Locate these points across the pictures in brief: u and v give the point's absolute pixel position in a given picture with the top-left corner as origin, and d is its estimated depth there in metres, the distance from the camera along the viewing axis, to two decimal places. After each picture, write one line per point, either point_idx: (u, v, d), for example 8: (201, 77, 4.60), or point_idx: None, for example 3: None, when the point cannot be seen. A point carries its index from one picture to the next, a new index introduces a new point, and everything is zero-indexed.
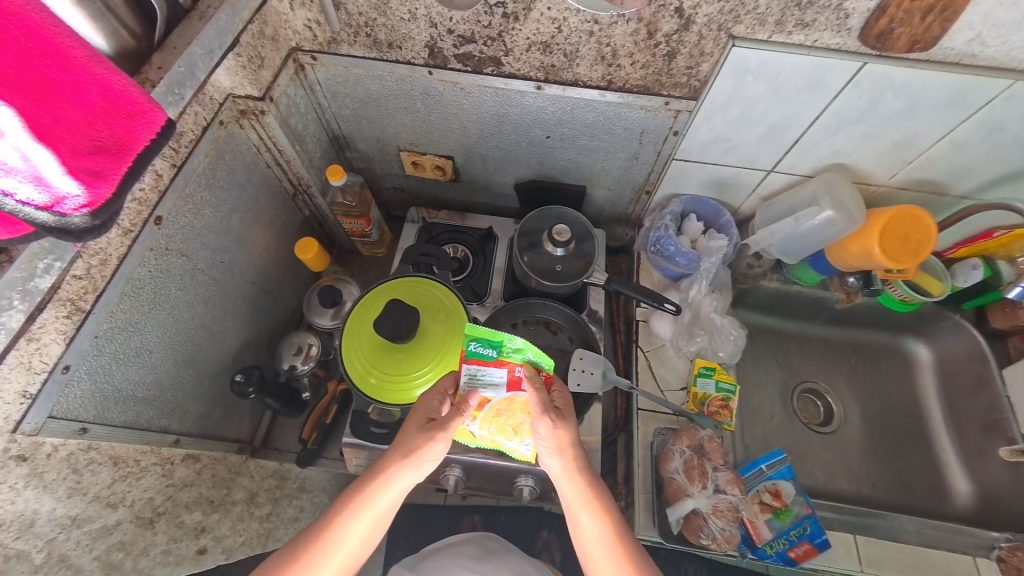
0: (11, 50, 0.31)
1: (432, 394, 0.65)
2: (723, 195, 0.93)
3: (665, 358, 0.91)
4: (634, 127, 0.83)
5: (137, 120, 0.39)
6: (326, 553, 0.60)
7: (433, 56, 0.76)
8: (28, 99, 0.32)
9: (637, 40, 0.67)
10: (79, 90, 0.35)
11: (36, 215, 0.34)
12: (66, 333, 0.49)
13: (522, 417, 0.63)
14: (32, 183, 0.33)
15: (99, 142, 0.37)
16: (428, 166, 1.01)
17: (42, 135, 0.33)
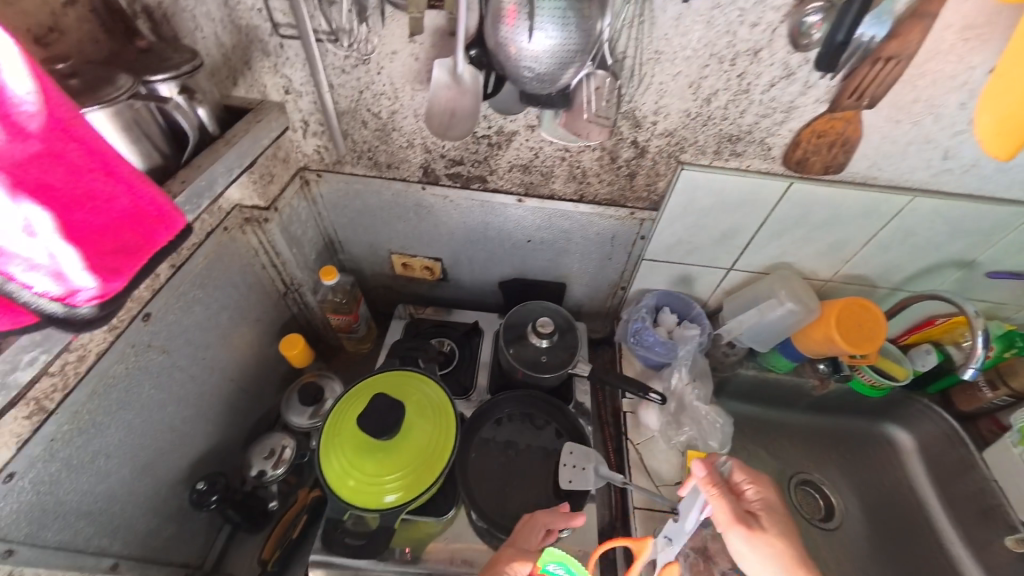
0: (65, 169, 0.38)
1: (544, 523, 0.68)
2: (691, 290, 1.01)
3: (655, 451, 0.87)
4: (605, 233, 0.92)
5: (166, 229, 0.46)
6: None
7: (427, 174, 0.87)
8: (63, 210, 0.38)
9: (603, 164, 0.79)
10: (114, 199, 0.41)
11: (49, 306, 0.39)
12: (19, 437, 0.47)
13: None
14: (53, 278, 0.38)
15: (120, 244, 0.42)
16: (417, 266, 1.07)
17: (73, 237, 0.39)
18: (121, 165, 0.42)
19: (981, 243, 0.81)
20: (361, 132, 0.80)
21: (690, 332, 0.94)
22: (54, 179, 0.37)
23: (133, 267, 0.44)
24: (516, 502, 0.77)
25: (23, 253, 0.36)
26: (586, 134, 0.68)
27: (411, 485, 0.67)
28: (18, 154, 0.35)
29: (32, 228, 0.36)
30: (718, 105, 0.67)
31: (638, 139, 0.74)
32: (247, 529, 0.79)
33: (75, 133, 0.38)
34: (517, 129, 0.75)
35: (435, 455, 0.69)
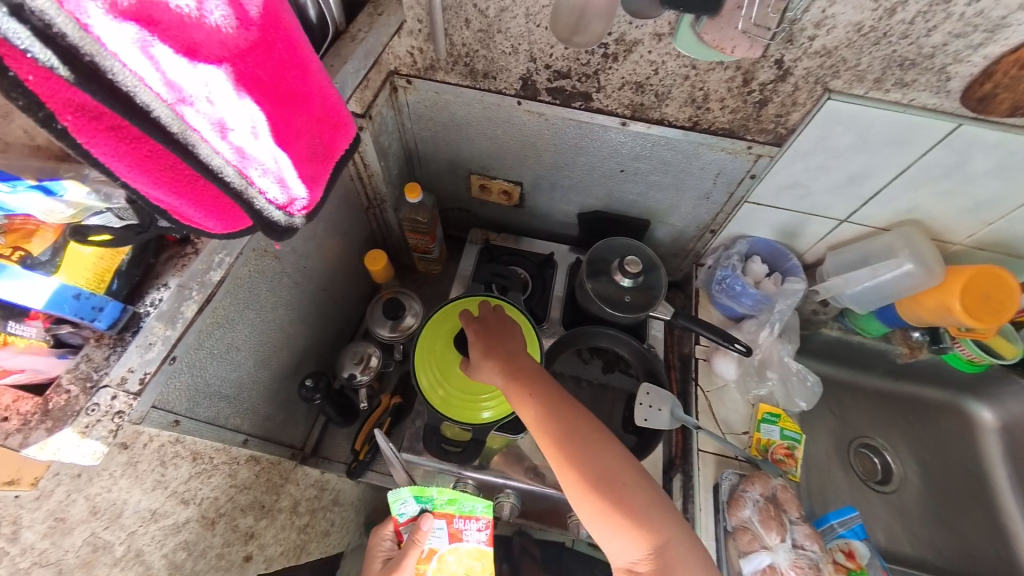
0: (278, 65, 0.39)
1: (386, 534, 0.79)
2: (789, 240, 0.93)
3: (727, 398, 0.87)
4: (711, 169, 0.83)
5: (342, 133, 0.51)
6: None
7: (525, 87, 0.80)
8: (274, 106, 0.40)
9: (731, 87, 0.69)
10: (307, 100, 0.44)
11: (276, 212, 0.45)
12: (180, 326, 0.48)
13: (475, 558, 0.74)
14: (277, 183, 0.44)
15: (312, 148, 0.47)
16: (495, 190, 1.04)
17: (282, 140, 0.42)
18: (312, 65, 0.43)
19: None
20: (463, 33, 0.73)
21: (789, 287, 0.89)
22: (269, 75, 0.39)
23: (318, 171, 0.49)
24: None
25: (258, 157, 0.41)
26: (729, 49, 0.58)
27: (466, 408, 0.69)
28: (243, 44, 0.36)
29: (256, 131, 0.39)
30: (903, 18, 0.55)
31: (785, 57, 0.63)
32: (339, 422, 0.88)
33: (280, 22, 0.39)
34: (641, 38, 0.66)
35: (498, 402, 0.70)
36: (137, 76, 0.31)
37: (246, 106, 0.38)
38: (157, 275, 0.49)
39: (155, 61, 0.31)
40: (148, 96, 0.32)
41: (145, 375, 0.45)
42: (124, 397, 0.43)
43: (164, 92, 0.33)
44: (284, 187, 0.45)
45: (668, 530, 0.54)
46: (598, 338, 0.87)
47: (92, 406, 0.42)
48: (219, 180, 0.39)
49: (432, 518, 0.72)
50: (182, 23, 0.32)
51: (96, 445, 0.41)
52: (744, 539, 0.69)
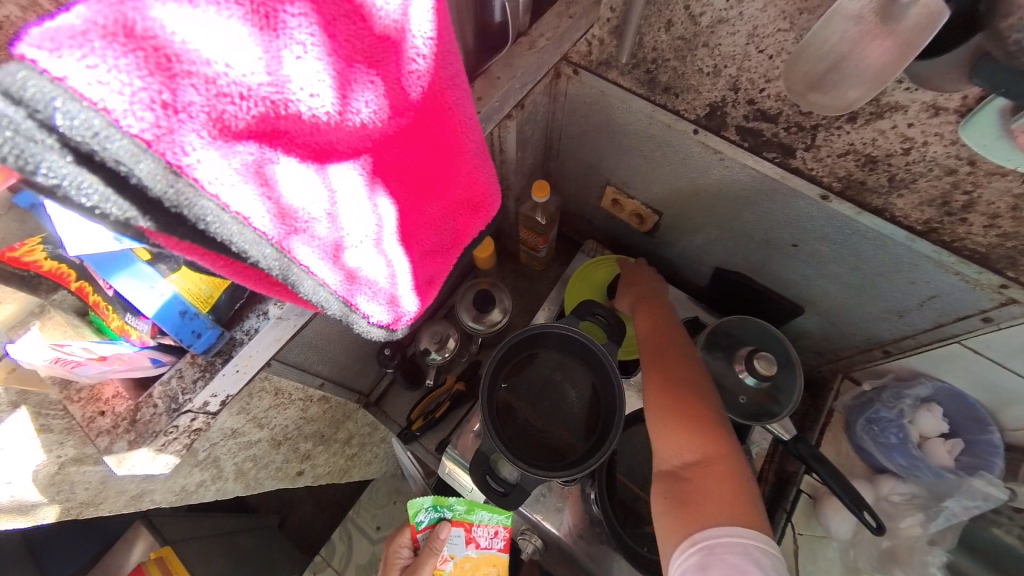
0: (429, 150, 0.36)
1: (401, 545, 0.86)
2: (999, 408, 0.68)
3: (814, 551, 0.72)
4: (925, 288, 0.62)
5: (480, 214, 0.48)
6: None
7: (711, 117, 0.65)
8: (413, 194, 0.38)
9: (1018, 205, 0.48)
10: (451, 182, 0.41)
11: (376, 331, 0.44)
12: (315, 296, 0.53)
13: (489, 564, 0.78)
14: (384, 297, 0.42)
15: (439, 232, 0.45)
16: (629, 209, 0.92)
17: (409, 236, 0.41)
18: (467, 143, 0.39)
19: None
20: (660, 38, 0.60)
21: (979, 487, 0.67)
22: (418, 162, 0.36)
23: (437, 266, 0.49)
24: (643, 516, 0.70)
25: (370, 271, 0.39)
26: None
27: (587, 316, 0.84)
28: (393, 132, 0.32)
29: (381, 238, 0.37)
30: None
31: None
32: (406, 386, 0.92)
33: (445, 103, 0.35)
34: (904, 105, 0.47)
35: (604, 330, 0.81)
36: (241, 217, 0.26)
37: (372, 209, 0.35)
38: (259, 299, 0.53)
39: (266, 194, 0.27)
40: (251, 236, 0.28)
41: (224, 398, 0.52)
42: (202, 417, 0.50)
43: (272, 229, 0.28)
44: (392, 300, 0.43)
45: (721, 450, 0.53)
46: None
47: (172, 428, 0.48)
48: (324, 300, 0.35)
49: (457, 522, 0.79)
50: (317, 128, 0.27)
51: (169, 459, 0.50)
52: None
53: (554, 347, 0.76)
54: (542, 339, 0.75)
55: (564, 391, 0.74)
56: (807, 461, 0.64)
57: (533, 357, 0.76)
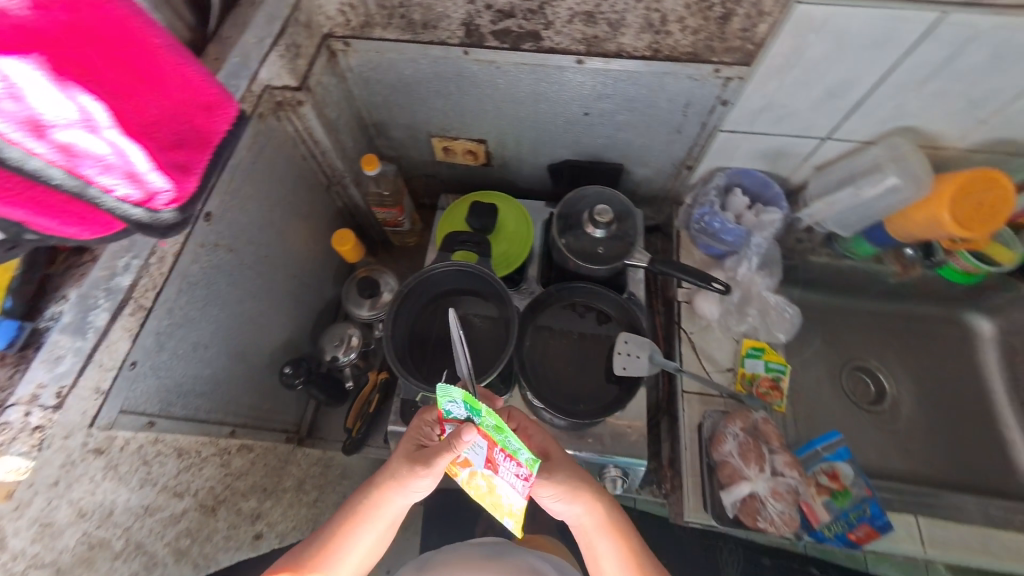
0: (97, 24, 0.37)
1: (428, 420, 0.63)
2: (773, 167, 0.88)
3: (711, 338, 0.86)
4: (679, 99, 0.78)
5: (220, 113, 0.48)
6: (333, 559, 0.62)
7: (469, 35, 0.74)
8: (112, 79, 0.38)
9: (690, 3, 0.64)
10: (159, 68, 0.42)
11: (134, 214, 0.42)
12: (132, 331, 0.52)
13: (502, 499, 0.50)
14: (127, 180, 0.40)
15: (181, 134, 0.45)
16: (460, 150, 0.99)
17: (133, 132, 0.40)
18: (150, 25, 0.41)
19: None
20: None
21: (766, 219, 0.88)
22: (90, 38, 0.37)
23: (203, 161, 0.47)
24: (573, 385, 0.78)
25: (93, 152, 0.38)
26: None
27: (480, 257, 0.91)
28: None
29: (90, 120, 0.36)
30: None
31: None
32: (331, 401, 0.88)
33: None
34: None
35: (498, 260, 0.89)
36: None
37: (65, 95, 0.35)
38: (56, 289, 0.51)
39: None
40: None
41: (60, 388, 0.47)
42: (38, 412, 0.46)
43: None
44: (138, 179, 0.41)
45: None
46: (578, 292, 0.84)
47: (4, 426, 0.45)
48: (35, 169, 0.36)
49: (469, 435, 0.50)
50: None
51: (15, 461, 0.44)
52: (726, 474, 0.70)
53: (445, 289, 0.80)
54: (430, 287, 0.79)
55: (472, 320, 0.79)
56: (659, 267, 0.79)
57: (432, 307, 0.80)
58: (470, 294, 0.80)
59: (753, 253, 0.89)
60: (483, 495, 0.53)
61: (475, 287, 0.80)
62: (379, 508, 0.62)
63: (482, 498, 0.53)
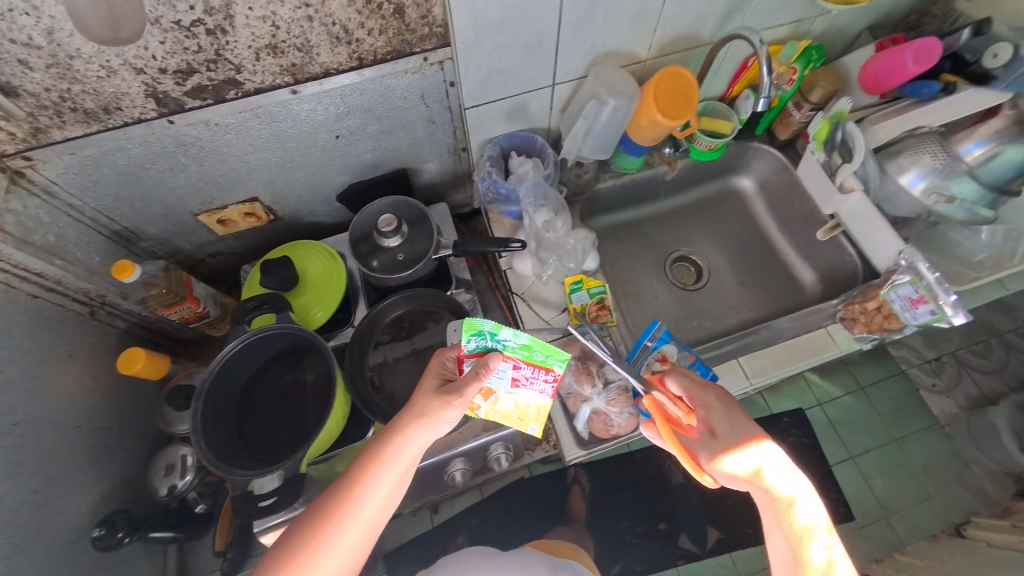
0: None
1: (448, 356, 0.68)
2: (529, 123, 0.96)
3: (539, 292, 0.96)
4: (413, 93, 0.81)
5: None
6: (348, 513, 0.60)
7: (163, 103, 0.68)
8: None
9: (359, 8, 0.65)
10: None
11: None
12: None
13: (529, 408, 0.68)
14: None
15: None
16: (237, 216, 0.92)
17: None
18: None
19: None
20: (32, 76, 0.59)
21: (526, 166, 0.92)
22: None
23: None
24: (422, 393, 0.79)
25: None
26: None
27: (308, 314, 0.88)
28: None
29: None
30: None
31: None
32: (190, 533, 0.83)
33: None
34: None
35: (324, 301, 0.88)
36: None
37: None
38: None
39: None
40: None
41: None
42: None
43: None
44: None
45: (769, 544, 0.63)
46: (401, 304, 0.86)
47: None
48: None
49: (497, 361, 0.63)
50: None
51: None
52: (572, 403, 0.77)
53: (252, 368, 0.74)
54: (235, 375, 0.72)
55: (300, 376, 0.75)
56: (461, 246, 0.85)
57: (251, 393, 0.73)
58: (281, 355, 0.76)
59: (528, 194, 0.90)
60: (511, 413, 0.69)
61: (280, 347, 0.75)
62: (379, 460, 0.62)
63: (512, 416, 0.69)
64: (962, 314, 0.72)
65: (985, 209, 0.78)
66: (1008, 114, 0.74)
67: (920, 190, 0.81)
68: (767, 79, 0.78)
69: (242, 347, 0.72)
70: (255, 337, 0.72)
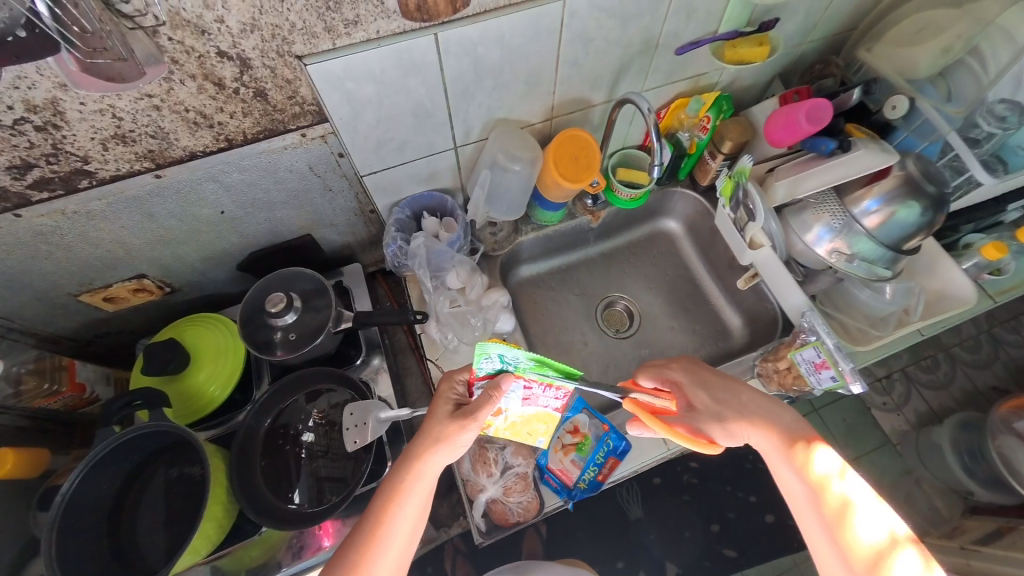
0: None
1: (458, 382, 0.69)
2: (437, 183, 0.94)
3: (454, 357, 0.92)
4: (298, 165, 0.77)
5: None
6: (381, 549, 0.60)
7: (4, 198, 0.63)
8: None
9: (212, 95, 0.61)
10: None
11: None
12: None
13: (537, 423, 0.69)
14: None
15: None
16: (125, 294, 0.87)
17: None
18: None
19: (651, 23, 0.78)
20: None
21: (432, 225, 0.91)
22: None
23: None
24: (317, 480, 0.75)
25: None
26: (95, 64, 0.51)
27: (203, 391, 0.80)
28: None
29: None
30: None
31: (224, 47, 0.56)
32: None
33: None
34: (52, 95, 0.54)
35: (228, 371, 0.82)
36: None
37: None
38: None
39: None
40: None
41: None
42: None
43: None
44: None
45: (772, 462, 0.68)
46: (298, 382, 0.81)
47: None
48: None
49: (513, 378, 0.61)
50: None
51: None
52: (471, 489, 0.75)
53: (116, 486, 0.69)
54: (89, 505, 0.66)
55: (185, 471, 0.72)
56: (358, 320, 0.81)
57: (124, 509, 0.69)
58: (150, 461, 0.72)
59: (421, 268, 0.89)
60: (518, 426, 0.70)
61: (147, 453, 0.72)
62: (420, 478, 0.63)
63: (521, 428, 0.70)
64: (859, 383, 0.70)
65: (882, 267, 0.78)
66: (898, 175, 0.73)
67: (825, 248, 0.80)
68: (658, 143, 0.85)
69: (85, 476, 0.65)
70: (98, 460, 0.66)
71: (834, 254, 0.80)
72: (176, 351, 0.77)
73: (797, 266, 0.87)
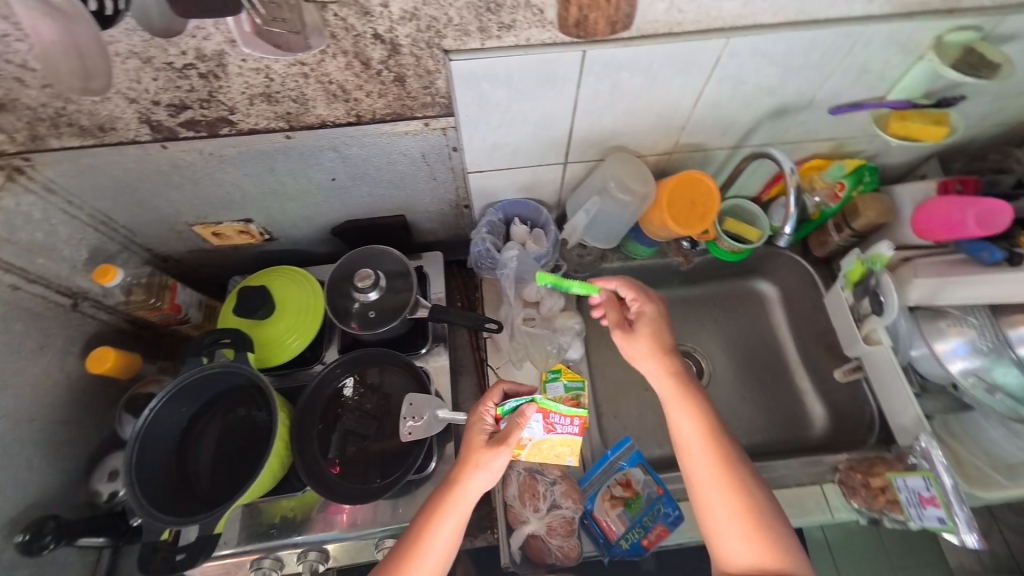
0: None
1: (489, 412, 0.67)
2: (537, 194, 0.92)
3: (512, 371, 0.90)
4: (413, 151, 0.77)
5: None
6: (423, 554, 0.62)
7: (157, 130, 0.69)
8: None
9: (356, 72, 0.63)
10: None
11: None
12: None
13: (563, 448, 0.62)
14: None
15: None
16: (230, 233, 0.93)
17: None
18: None
19: (816, 75, 0.70)
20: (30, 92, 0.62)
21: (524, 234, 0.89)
22: None
23: None
24: (362, 458, 0.76)
25: None
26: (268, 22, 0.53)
27: (277, 339, 0.84)
28: None
29: None
30: None
31: (380, 30, 0.57)
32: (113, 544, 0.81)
33: None
34: (220, 48, 0.58)
35: (302, 323, 0.86)
36: None
37: None
38: None
39: None
40: None
41: None
42: None
43: None
44: None
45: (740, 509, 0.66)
46: (363, 357, 0.83)
47: None
48: None
49: (532, 410, 0.60)
50: None
51: None
52: (511, 516, 0.74)
53: (188, 415, 0.75)
54: (160, 435, 0.72)
55: (251, 413, 0.76)
56: (435, 313, 0.81)
57: (192, 437, 0.74)
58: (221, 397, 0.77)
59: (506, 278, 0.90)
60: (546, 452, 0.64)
61: (221, 389, 0.77)
62: (457, 498, 0.63)
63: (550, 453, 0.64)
64: (975, 537, 0.60)
65: None
66: None
67: (959, 367, 0.69)
68: (794, 207, 0.76)
69: (166, 402, 0.71)
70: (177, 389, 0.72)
71: (971, 376, 0.68)
72: (263, 300, 0.82)
73: (915, 375, 0.76)
